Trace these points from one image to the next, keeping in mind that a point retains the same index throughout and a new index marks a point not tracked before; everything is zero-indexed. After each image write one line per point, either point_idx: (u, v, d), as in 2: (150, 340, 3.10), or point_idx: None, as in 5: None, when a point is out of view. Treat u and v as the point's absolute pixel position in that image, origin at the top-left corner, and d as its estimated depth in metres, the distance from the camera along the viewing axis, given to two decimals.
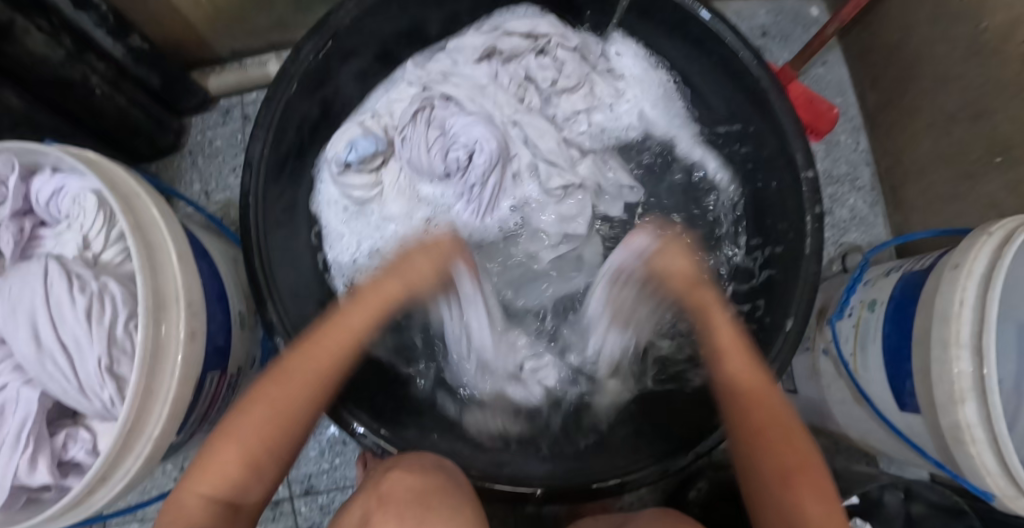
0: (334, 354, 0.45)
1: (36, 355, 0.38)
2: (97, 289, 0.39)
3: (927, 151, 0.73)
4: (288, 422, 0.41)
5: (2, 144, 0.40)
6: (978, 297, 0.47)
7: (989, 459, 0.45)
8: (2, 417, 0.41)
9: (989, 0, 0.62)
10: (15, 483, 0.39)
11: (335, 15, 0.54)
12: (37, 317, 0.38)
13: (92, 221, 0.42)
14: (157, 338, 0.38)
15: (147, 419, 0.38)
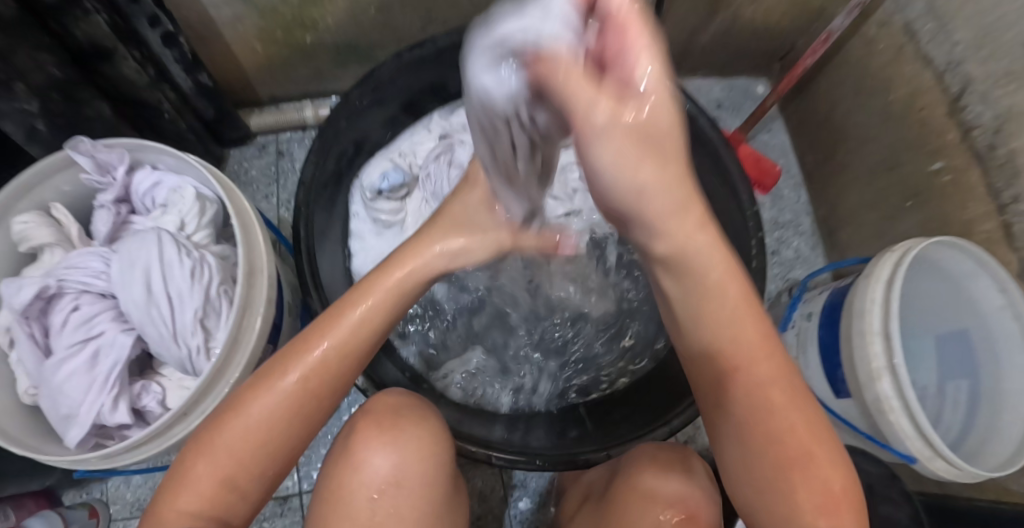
0: (327, 368, 0.38)
1: (146, 304, 0.48)
2: (198, 256, 0.50)
3: (855, 200, 0.88)
4: (271, 434, 0.37)
5: (120, 141, 0.52)
6: (884, 296, 0.58)
7: (906, 424, 0.56)
8: (93, 361, 0.48)
9: (896, 81, 0.78)
10: (97, 420, 0.47)
11: (379, 71, 0.67)
12: (150, 274, 0.48)
13: (190, 209, 0.53)
14: (245, 300, 0.49)
15: (227, 367, 0.48)
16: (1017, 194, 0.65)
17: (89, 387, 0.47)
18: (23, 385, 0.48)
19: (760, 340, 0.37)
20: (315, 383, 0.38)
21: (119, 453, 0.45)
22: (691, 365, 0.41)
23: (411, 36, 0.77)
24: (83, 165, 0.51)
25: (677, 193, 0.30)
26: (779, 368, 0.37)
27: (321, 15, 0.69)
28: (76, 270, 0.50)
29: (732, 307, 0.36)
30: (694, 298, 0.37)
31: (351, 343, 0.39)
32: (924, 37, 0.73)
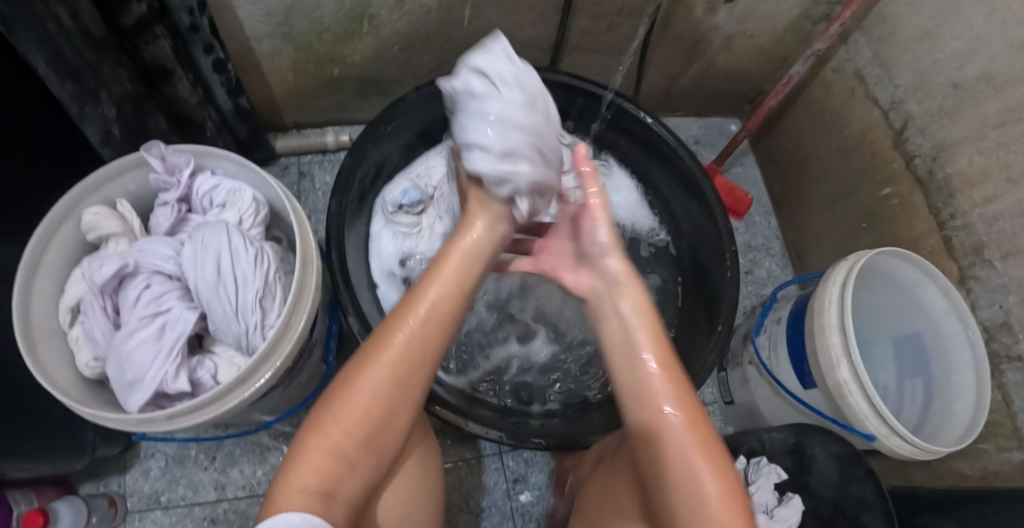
0: (416, 351, 0.47)
1: (215, 283, 0.54)
2: (260, 247, 0.57)
3: (818, 225, 0.98)
4: (378, 406, 0.46)
5: (189, 148, 0.60)
6: (839, 296, 0.67)
7: (864, 405, 0.65)
8: (159, 334, 0.56)
9: (848, 119, 0.90)
10: (161, 386, 0.54)
11: (403, 103, 0.74)
12: (220, 259, 0.55)
13: (248, 208, 0.60)
14: (302, 286, 0.56)
15: (280, 342, 0.55)
16: (953, 212, 0.75)
17: (155, 356, 0.55)
18: (85, 359, 0.57)
19: (674, 380, 0.46)
20: (408, 356, 0.47)
21: (182, 413, 0.52)
22: (627, 409, 0.47)
23: (427, 72, 0.87)
24: (156, 166, 0.59)
25: (637, 288, 0.50)
26: (689, 398, 0.46)
27: (351, 51, 0.79)
28: (148, 256, 0.58)
29: (650, 364, 0.46)
30: (618, 352, 0.48)
31: (428, 321, 0.48)
32: (873, 82, 0.86)
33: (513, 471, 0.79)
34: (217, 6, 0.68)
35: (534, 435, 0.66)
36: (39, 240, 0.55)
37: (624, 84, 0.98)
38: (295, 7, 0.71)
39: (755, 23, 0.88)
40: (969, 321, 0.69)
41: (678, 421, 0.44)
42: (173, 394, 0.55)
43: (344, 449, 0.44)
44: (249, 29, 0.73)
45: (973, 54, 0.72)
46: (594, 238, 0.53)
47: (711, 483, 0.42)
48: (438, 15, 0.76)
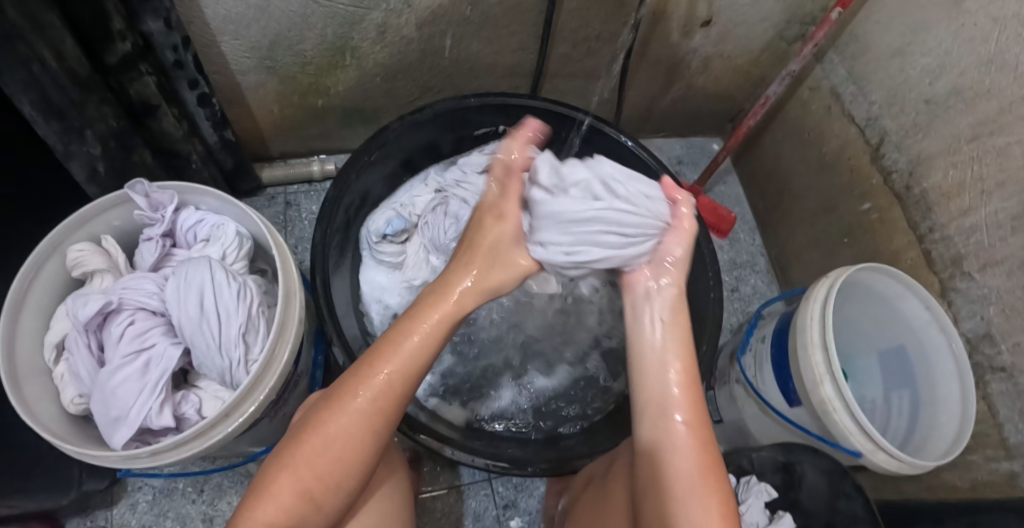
0: (390, 391, 0.47)
1: (198, 319, 0.55)
2: (242, 281, 0.58)
3: (800, 240, 0.99)
4: (346, 450, 0.46)
5: (172, 184, 0.61)
6: (821, 311, 0.68)
7: (849, 422, 0.65)
8: (143, 370, 0.56)
9: (826, 136, 0.92)
10: (145, 422, 0.54)
11: (387, 134, 0.74)
12: (203, 294, 0.55)
13: (231, 242, 0.61)
14: (284, 319, 0.56)
15: (264, 375, 0.55)
16: (931, 225, 0.76)
17: (139, 392, 0.55)
18: (71, 395, 0.57)
19: (692, 399, 0.49)
20: (379, 403, 0.47)
21: (166, 450, 0.52)
22: (640, 424, 0.49)
23: (411, 101, 0.88)
24: (139, 203, 0.60)
25: (680, 309, 0.51)
26: (701, 421, 0.48)
27: (334, 83, 0.81)
28: (132, 292, 0.58)
29: (675, 381, 0.49)
30: (649, 365, 0.50)
31: (409, 366, 0.47)
32: (847, 100, 0.88)
33: (502, 496, 0.78)
34: (202, 42, 0.70)
35: (522, 464, 0.66)
36: (23, 280, 0.56)
37: (605, 107, 1.00)
38: (279, 41, 0.72)
39: (730, 45, 0.90)
40: (952, 333, 0.70)
41: (684, 434, 0.47)
42: (157, 429, 0.56)
43: (311, 489, 0.45)
44: (234, 63, 0.74)
45: (942, 71, 0.73)
46: (669, 253, 0.51)
47: (704, 515, 0.44)
48: (419, 45, 0.78)
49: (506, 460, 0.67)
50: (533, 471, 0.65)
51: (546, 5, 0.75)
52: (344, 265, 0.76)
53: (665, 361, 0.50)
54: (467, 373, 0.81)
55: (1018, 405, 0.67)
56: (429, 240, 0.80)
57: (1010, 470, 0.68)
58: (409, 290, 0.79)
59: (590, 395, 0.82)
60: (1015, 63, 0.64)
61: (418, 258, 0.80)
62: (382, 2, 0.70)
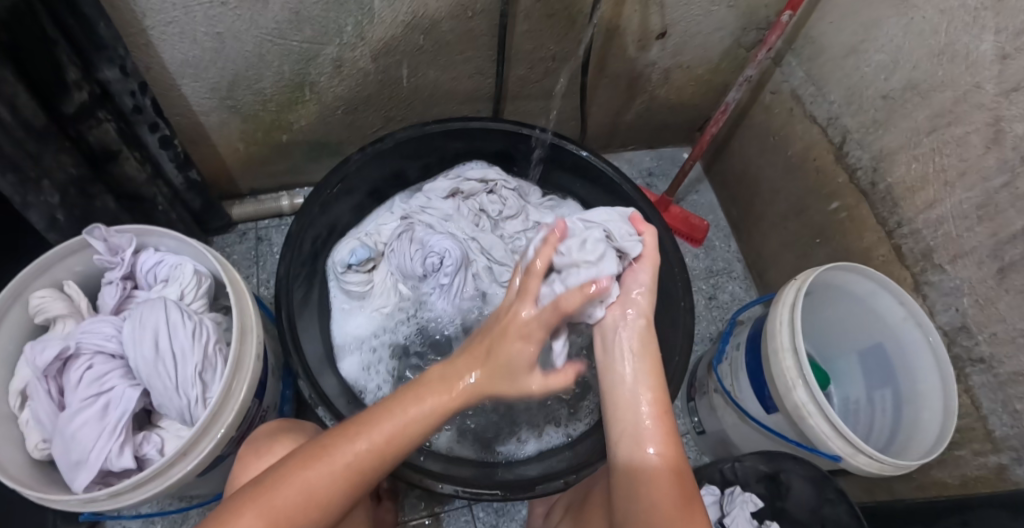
0: (379, 454, 0.46)
1: (154, 360, 0.55)
2: (197, 320, 0.58)
3: (775, 243, 0.99)
4: (325, 500, 0.44)
5: (129, 227, 0.62)
6: (789, 316, 0.67)
7: (825, 426, 0.64)
8: (103, 413, 0.56)
9: (790, 139, 0.92)
10: (105, 464, 0.54)
11: (348, 163, 0.74)
12: (158, 334, 0.56)
13: (189, 281, 0.61)
14: (240, 356, 0.56)
15: (221, 412, 0.55)
16: (899, 220, 0.76)
17: (99, 435, 0.55)
18: (34, 441, 0.56)
19: (665, 429, 0.48)
20: (379, 448, 0.46)
21: (124, 492, 0.51)
22: (615, 448, 0.49)
23: (375, 131, 0.90)
24: (97, 248, 0.61)
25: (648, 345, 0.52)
26: (673, 448, 0.48)
27: (296, 118, 0.82)
28: (92, 335, 0.58)
29: (646, 413, 0.49)
30: (619, 401, 0.50)
31: (398, 436, 0.46)
32: (808, 100, 0.88)
33: (483, 522, 0.77)
34: (162, 86, 0.71)
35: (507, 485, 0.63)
36: None
37: (569, 125, 1.01)
38: (238, 80, 0.74)
39: (688, 56, 0.91)
40: (928, 327, 0.69)
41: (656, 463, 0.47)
42: (118, 471, 0.55)
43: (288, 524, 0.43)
44: (196, 104, 0.76)
45: (895, 66, 0.74)
46: (636, 284, 0.55)
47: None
48: (377, 77, 0.79)
49: (489, 482, 0.65)
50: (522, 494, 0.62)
51: (497, 29, 0.77)
52: (311, 297, 0.76)
53: (630, 384, 0.50)
54: None
55: (1001, 397, 0.65)
56: (397, 267, 0.80)
57: (998, 464, 0.66)
58: (378, 318, 0.79)
59: (571, 413, 0.79)
60: (964, 52, 0.64)
61: (386, 286, 0.80)
62: (335, 37, 0.71)
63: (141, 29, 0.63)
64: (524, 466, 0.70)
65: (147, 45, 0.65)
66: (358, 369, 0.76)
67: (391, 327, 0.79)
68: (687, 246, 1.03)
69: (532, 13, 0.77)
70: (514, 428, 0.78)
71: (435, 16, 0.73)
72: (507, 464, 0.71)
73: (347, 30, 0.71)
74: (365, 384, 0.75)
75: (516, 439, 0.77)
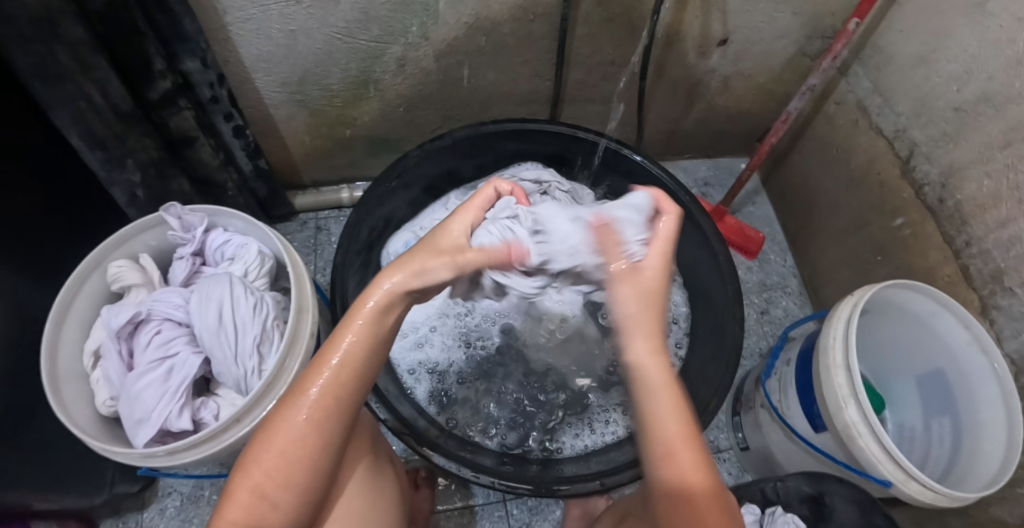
0: (338, 385, 0.43)
1: (217, 329, 0.59)
2: (258, 296, 0.62)
3: (832, 258, 0.95)
4: (305, 446, 0.42)
5: (202, 207, 0.66)
6: (844, 332, 0.65)
7: (876, 448, 0.61)
8: (166, 376, 0.60)
9: (853, 151, 0.89)
10: (165, 423, 0.57)
11: (406, 159, 0.76)
12: (222, 307, 0.60)
13: (254, 260, 0.65)
14: (295, 332, 0.59)
15: (274, 385, 0.57)
16: (968, 239, 0.72)
17: (161, 396, 0.59)
18: (103, 398, 0.61)
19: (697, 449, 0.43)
20: (331, 393, 0.43)
21: (181, 452, 0.54)
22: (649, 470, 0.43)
23: (433, 129, 0.93)
24: (173, 224, 0.65)
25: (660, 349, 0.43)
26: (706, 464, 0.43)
27: (359, 114, 0.86)
28: (161, 303, 0.63)
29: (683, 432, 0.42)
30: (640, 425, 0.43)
31: (354, 364, 0.43)
32: (875, 112, 0.85)
33: (517, 519, 0.77)
34: (238, 79, 0.76)
35: (548, 478, 0.61)
36: (67, 293, 0.61)
37: (626, 130, 1.02)
38: (307, 76, 0.78)
39: (748, 63, 0.90)
40: (994, 354, 0.64)
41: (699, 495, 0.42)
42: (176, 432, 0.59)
43: (273, 486, 0.41)
44: (267, 98, 0.80)
45: (969, 77, 0.70)
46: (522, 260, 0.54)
47: None
48: (438, 76, 0.82)
49: (531, 478, 0.62)
50: (559, 494, 0.60)
51: (557, 32, 0.78)
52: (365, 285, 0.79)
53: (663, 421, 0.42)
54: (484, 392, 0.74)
55: None
56: None
57: None
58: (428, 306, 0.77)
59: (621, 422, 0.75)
60: None
61: None
62: (399, 37, 0.74)
63: (222, 25, 0.67)
64: (565, 463, 0.66)
65: (226, 40, 0.70)
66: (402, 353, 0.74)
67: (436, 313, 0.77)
68: (741, 257, 1.01)
69: (592, 17, 0.77)
70: (561, 428, 0.72)
71: (496, 19, 0.75)
72: (548, 460, 0.67)
73: (412, 30, 0.74)
74: (413, 368, 0.74)
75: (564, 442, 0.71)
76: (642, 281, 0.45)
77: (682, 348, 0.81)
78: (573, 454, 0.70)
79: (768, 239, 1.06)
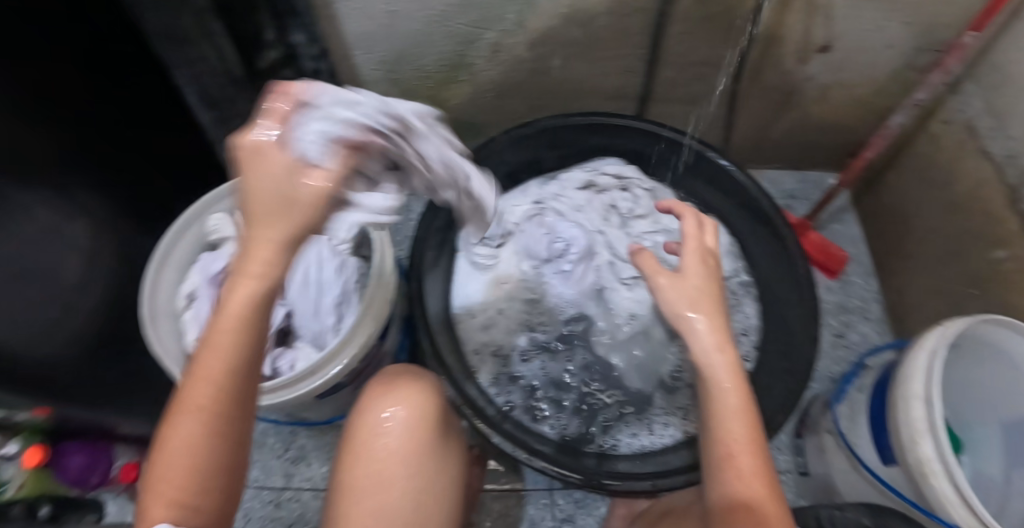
0: (219, 377, 0.38)
1: (301, 287, 0.63)
2: (340, 259, 0.65)
3: (922, 287, 0.90)
4: (202, 446, 0.39)
5: None
6: (927, 362, 0.61)
7: (948, 488, 0.57)
8: None
9: (957, 175, 0.83)
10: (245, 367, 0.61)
11: (493, 142, 0.75)
12: (306, 267, 0.64)
13: None
14: (372, 298, 0.61)
15: (347, 345, 0.60)
16: None
17: None
18: (190, 337, 0.65)
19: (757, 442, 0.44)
20: (228, 392, 0.39)
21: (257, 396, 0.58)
22: (710, 470, 0.45)
23: (520, 117, 0.94)
24: None
25: (722, 333, 0.47)
26: (763, 465, 0.43)
27: (449, 97, 0.88)
28: None
29: (740, 421, 0.44)
30: (709, 408, 0.45)
31: (234, 357, 0.38)
32: (984, 133, 0.78)
33: (562, 509, 0.78)
34: (339, 54, 0.80)
35: (600, 472, 0.62)
36: (171, 237, 0.66)
37: (713, 134, 0.99)
38: (402, 56, 0.80)
39: (850, 73, 0.86)
40: None
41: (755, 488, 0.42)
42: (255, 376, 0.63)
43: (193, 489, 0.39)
44: (364, 74, 0.83)
45: None
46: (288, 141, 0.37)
47: None
48: (528, 64, 0.83)
49: (585, 466, 0.63)
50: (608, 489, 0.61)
51: (652, 28, 0.77)
52: None
53: (720, 399, 0.45)
54: (546, 380, 0.75)
55: None
56: (523, 248, 0.79)
57: None
58: (499, 290, 0.78)
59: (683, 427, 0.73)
60: None
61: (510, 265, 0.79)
62: (496, 23, 0.75)
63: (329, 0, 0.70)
64: (619, 460, 0.67)
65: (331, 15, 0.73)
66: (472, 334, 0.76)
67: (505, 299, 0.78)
68: (822, 276, 0.97)
69: (690, 15, 0.75)
70: (617, 425, 0.73)
71: (591, 11, 0.74)
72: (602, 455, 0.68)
73: (508, 17, 0.74)
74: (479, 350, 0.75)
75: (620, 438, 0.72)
76: (688, 269, 0.50)
77: (750, 360, 0.78)
78: (628, 451, 0.70)
79: (852, 260, 1.01)
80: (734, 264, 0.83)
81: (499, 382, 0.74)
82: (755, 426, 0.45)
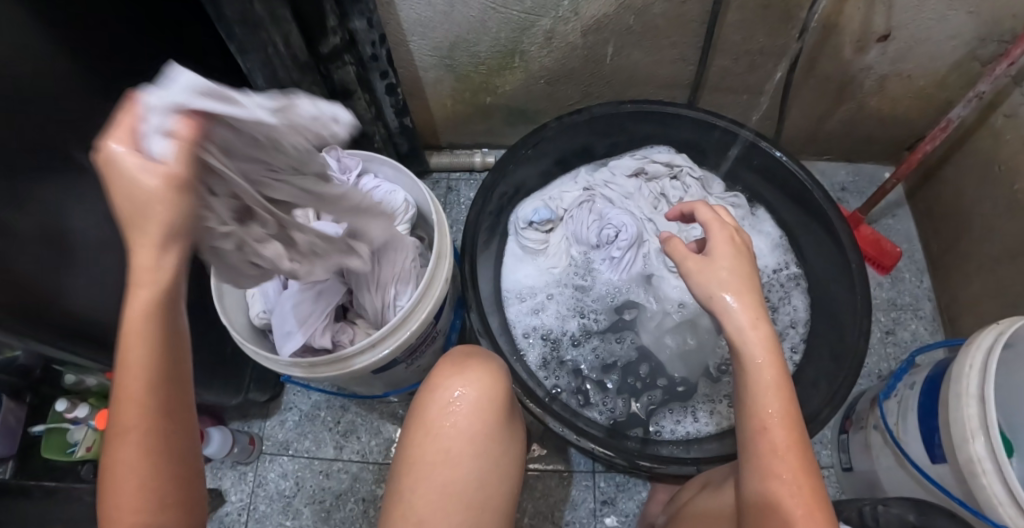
0: (143, 396, 0.35)
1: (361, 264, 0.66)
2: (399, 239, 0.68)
3: (978, 287, 0.88)
4: (151, 470, 0.37)
5: (358, 152, 0.72)
6: (982, 361, 0.60)
7: (999, 489, 0.56)
8: None
9: (1019, 172, 0.80)
10: (310, 338, 0.65)
11: (547, 127, 0.76)
12: None
13: (400, 207, 0.70)
14: (432, 276, 0.64)
15: (408, 320, 0.63)
16: None
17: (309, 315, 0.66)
18: (257, 311, 0.68)
19: (798, 438, 0.42)
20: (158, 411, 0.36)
21: (323, 366, 0.61)
22: (744, 467, 0.44)
23: (571, 104, 0.94)
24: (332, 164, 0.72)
25: (761, 316, 0.43)
26: (805, 459, 0.41)
27: (502, 83, 0.89)
28: None
29: (778, 409, 0.42)
30: (742, 391, 0.43)
31: (154, 374, 0.35)
32: None
33: (603, 492, 0.80)
34: (396, 40, 0.81)
35: (641, 456, 0.63)
36: None
37: (764, 125, 0.98)
38: (458, 42, 0.81)
39: (911, 64, 0.83)
40: None
41: (788, 487, 0.41)
42: (318, 348, 0.66)
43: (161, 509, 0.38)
44: (418, 60, 0.85)
45: None
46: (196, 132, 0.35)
47: None
48: (583, 51, 0.83)
49: (631, 452, 0.64)
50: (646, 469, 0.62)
51: (708, 16, 0.76)
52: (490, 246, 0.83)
53: (761, 388, 0.42)
54: (593, 364, 0.77)
55: None
56: (573, 233, 0.80)
57: None
58: (548, 275, 0.80)
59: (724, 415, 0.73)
60: None
61: (559, 249, 0.80)
62: (551, 11, 0.76)
63: None
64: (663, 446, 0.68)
65: (390, 3, 0.74)
66: (522, 317, 0.78)
67: (551, 282, 0.80)
68: (873, 271, 0.96)
69: (747, 3, 0.74)
70: (661, 413, 0.74)
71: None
72: (646, 440, 0.69)
73: (564, 5, 0.75)
74: (528, 331, 0.78)
75: (664, 425, 0.73)
76: (714, 245, 0.47)
77: (797, 352, 0.78)
78: (671, 438, 0.72)
79: (904, 257, 0.99)
80: (781, 255, 0.84)
81: (544, 365, 0.76)
82: (792, 411, 0.43)
